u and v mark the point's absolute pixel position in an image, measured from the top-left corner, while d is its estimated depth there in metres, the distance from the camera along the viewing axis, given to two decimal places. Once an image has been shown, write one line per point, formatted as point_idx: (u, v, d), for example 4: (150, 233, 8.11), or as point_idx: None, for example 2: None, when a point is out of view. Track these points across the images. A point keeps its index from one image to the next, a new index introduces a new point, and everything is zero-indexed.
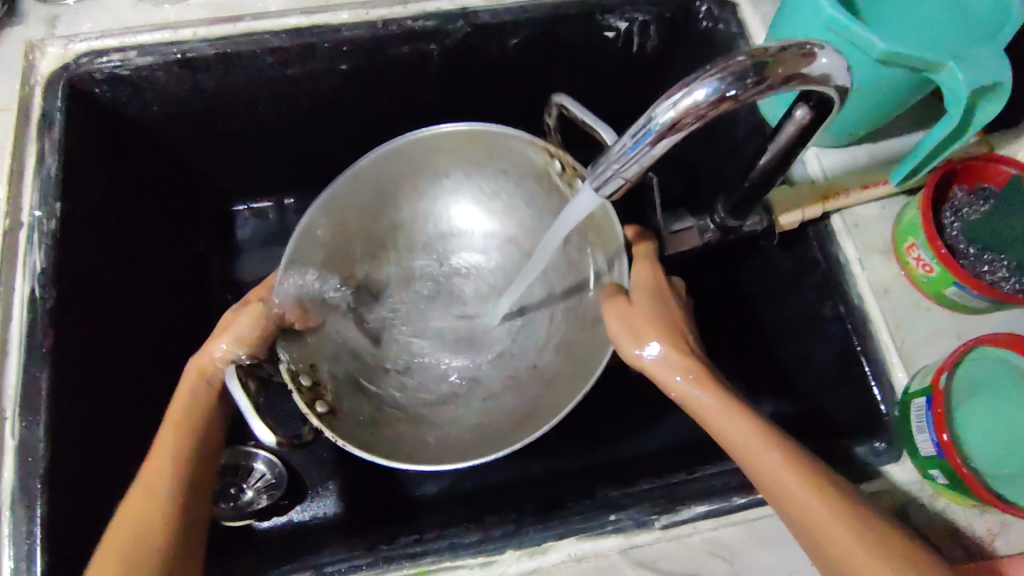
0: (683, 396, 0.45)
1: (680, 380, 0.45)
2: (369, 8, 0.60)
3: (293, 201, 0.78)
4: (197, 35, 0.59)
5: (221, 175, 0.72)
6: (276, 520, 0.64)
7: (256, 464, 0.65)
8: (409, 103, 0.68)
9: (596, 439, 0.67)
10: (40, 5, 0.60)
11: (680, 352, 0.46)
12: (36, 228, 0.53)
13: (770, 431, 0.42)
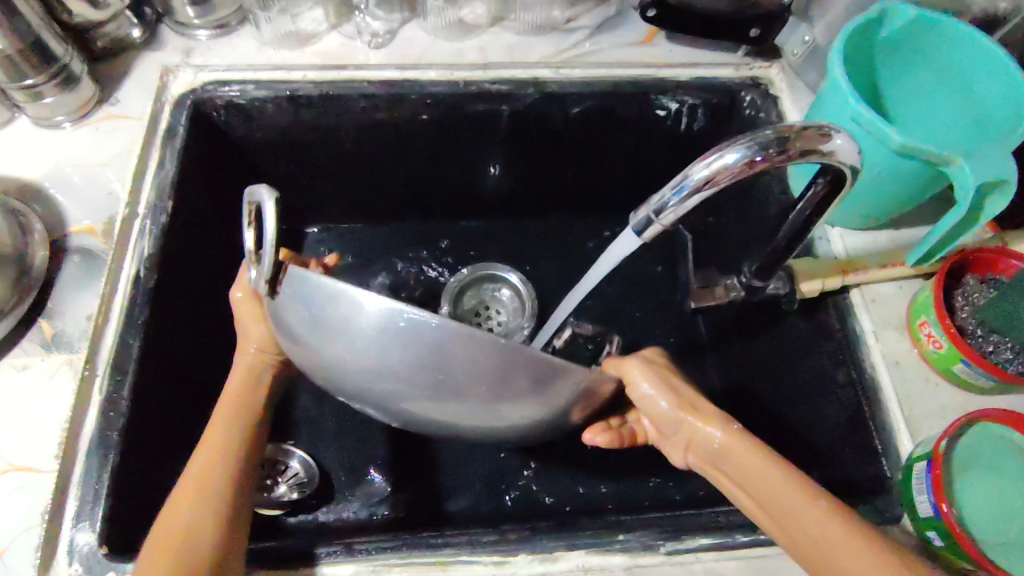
0: (727, 446, 0.47)
1: (723, 435, 0.48)
2: (454, 71, 0.70)
3: (357, 229, 0.86)
4: (307, 78, 0.68)
5: (300, 200, 0.81)
6: (303, 516, 0.67)
7: (291, 462, 0.69)
8: (476, 153, 0.76)
9: (612, 482, 0.69)
10: (179, 38, 0.70)
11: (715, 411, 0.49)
12: (148, 220, 0.60)
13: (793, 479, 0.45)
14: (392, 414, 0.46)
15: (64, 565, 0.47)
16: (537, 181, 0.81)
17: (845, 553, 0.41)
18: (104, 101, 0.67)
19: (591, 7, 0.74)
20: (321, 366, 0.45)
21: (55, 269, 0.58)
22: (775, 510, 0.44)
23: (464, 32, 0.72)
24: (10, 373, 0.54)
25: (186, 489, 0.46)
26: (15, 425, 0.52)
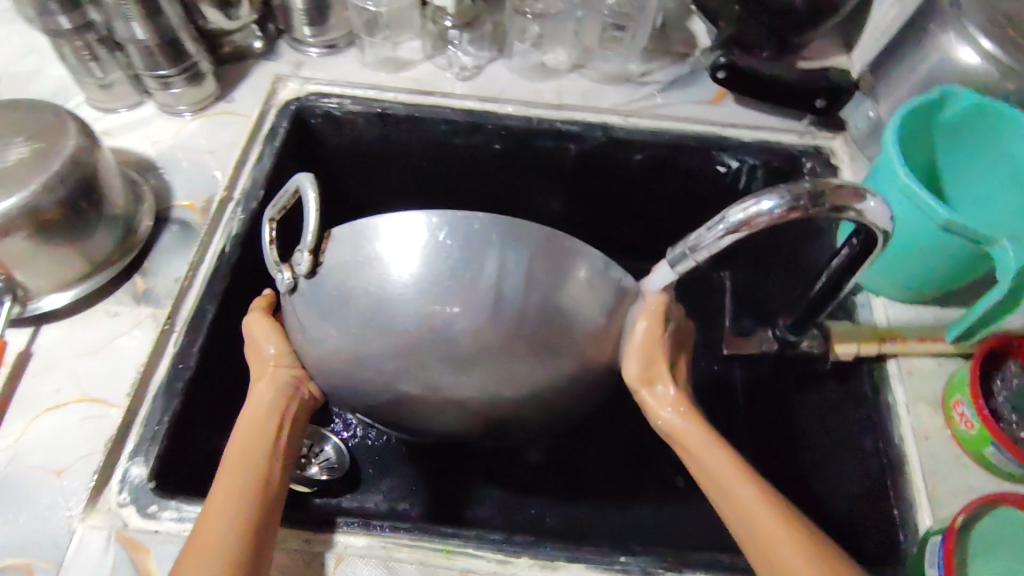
0: (669, 425, 0.52)
1: (672, 414, 0.52)
2: (530, 108, 0.75)
3: None
4: (397, 99, 0.76)
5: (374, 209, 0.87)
6: (328, 499, 0.71)
7: (325, 447, 0.72)
8: (541, 186, 0.81)
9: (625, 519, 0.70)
10: (292, 53, 0.79)
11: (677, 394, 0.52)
12: (242, 205, 0.67)
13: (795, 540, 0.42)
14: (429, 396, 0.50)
15: (115, 493, 0.52)
16: (594, 220, 0.85)
17: None
18: (221, 98, 0.76)
19: (666, 64, 0.79)
20: (336, 330, 0.48)
21: (156, 235, 0.66)
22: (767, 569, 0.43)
23: (544, 74, 0.78)
24: (103, 317, 0.61)
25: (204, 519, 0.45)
26: (99, 362, 0.59)
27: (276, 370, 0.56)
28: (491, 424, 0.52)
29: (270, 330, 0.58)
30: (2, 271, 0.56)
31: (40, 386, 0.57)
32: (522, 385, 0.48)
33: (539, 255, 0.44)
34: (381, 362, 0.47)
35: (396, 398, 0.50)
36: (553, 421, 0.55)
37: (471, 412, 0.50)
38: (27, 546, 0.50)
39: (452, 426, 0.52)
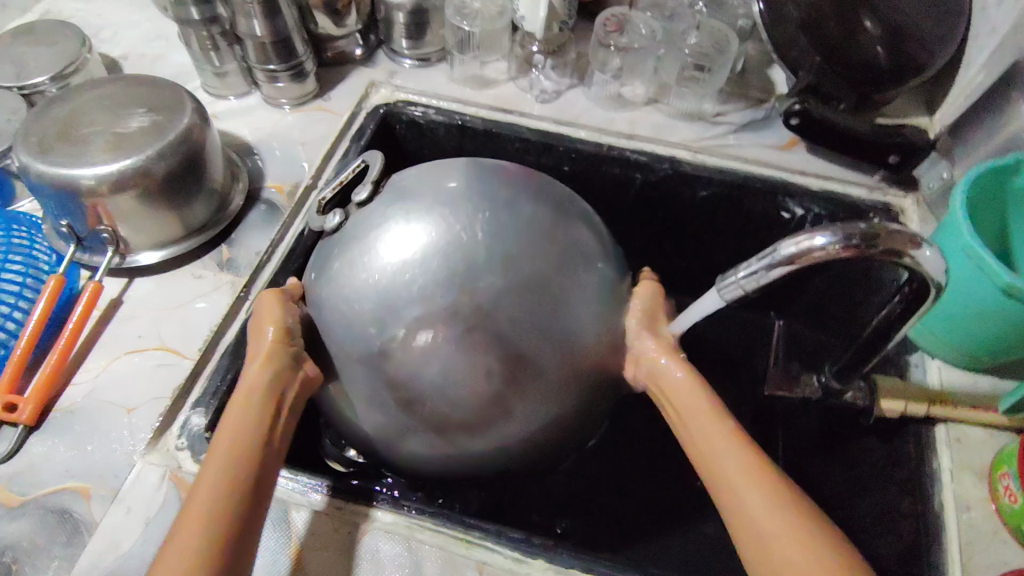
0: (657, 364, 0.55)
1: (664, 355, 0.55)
2: (603, 135, 0.78)
3: None
4: (478, 114, 0.80)
5: None
6: None
7: None
8: (605, 211, 0.83)
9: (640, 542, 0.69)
10: (388, 62, 0.85)
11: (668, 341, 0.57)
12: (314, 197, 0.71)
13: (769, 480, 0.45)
14: (471, 329, 0.48)
15: (175, 437, 0.56)
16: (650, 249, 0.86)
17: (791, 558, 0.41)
18: (319, 96, 0.82)
19: (741, 107, 0.81)
20: (386, 241, 0.51)
21: (245, 211, 0.72)
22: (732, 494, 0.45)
23: (620, 105, 0.81)
24: (188, 277, 0.67)
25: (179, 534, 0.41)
26: (179, 318, 0.64)
27: (273, 350, 0.51)
28: (514, 361, 0.49)
29: (273, 311, 0.53)
30: (110, 223, 0.62)
31: (124, 331, 0.63)
32: (557, 312, 0.51)
33: (558, 204, 0.56)
34: (428, 260, 0.49)
35: (425, 311, 0.48)
36: (576, 385, 0.53)
37: (502, 334, 0.48)
38: (90, 472, 0.55)
39: (469, 374, 0.48)
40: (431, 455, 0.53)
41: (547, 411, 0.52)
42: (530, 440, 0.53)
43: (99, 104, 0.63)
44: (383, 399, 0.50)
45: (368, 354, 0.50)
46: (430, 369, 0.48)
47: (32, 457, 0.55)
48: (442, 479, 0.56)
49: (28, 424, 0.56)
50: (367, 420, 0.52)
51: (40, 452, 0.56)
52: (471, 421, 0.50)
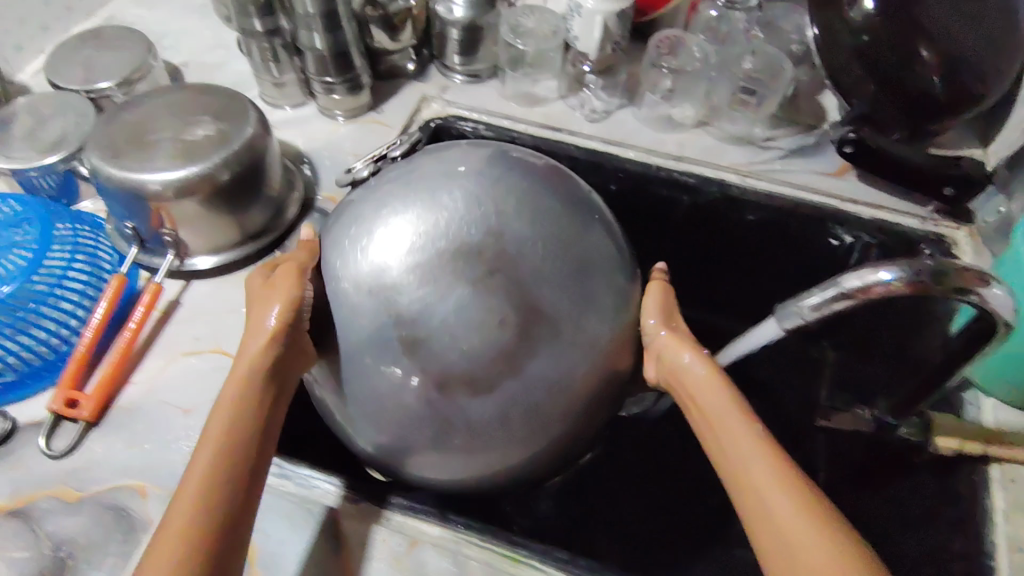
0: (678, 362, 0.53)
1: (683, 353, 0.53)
2: (651, 156, 0.79)
3: None
4: (527, 131, 0.81)
5: None
6: None
7: None
8: (649, 231, 0.83)
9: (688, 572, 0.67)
10: (440, 77, 0.86)
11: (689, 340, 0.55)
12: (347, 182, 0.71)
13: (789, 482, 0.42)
14: (496, 275, 0.46)
15: None
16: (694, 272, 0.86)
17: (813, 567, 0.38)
18: (372, 109, 0.83)
19: (792, 132, 0.80)
20: (418, 190, 0.50)
21: (299, 219, 0.73)
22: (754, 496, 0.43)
23: (669, 127, 0.81)
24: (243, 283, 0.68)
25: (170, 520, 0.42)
26: (233, 321, 0.65)
27: (271, 344, 0.49)
28: (530, 314, 0.47)
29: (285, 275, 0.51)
30: (171, 226, 0.64)
31: (181, 333, 0.65)
32: (583, 274, 0.50)
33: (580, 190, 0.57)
34: (457, 202, 0.49)
35: (451, 243, 0.47)
36: (594, 347, 0.50)
37: (522, 282, 0.47)
38: (146, 470, 0.56)
39: (483, 319, 0.46)
40: (420, 416, 0.48)
41: (555, 378, 0.48)
42: (534, 417, 0.49)
43: (164, 110, 0.65)
44: (387, 341, 0.47)
45: (379, 286, 0.47)
46: (443, 307, 0.46)
47: (90, 453, 0.57)
48: (424, 464, 0.51)
49: (88, 420, 0.58)
50: (361, 370, 0.49)
51: (97, 448, 0.57)
52: (474, 376, 0.46)
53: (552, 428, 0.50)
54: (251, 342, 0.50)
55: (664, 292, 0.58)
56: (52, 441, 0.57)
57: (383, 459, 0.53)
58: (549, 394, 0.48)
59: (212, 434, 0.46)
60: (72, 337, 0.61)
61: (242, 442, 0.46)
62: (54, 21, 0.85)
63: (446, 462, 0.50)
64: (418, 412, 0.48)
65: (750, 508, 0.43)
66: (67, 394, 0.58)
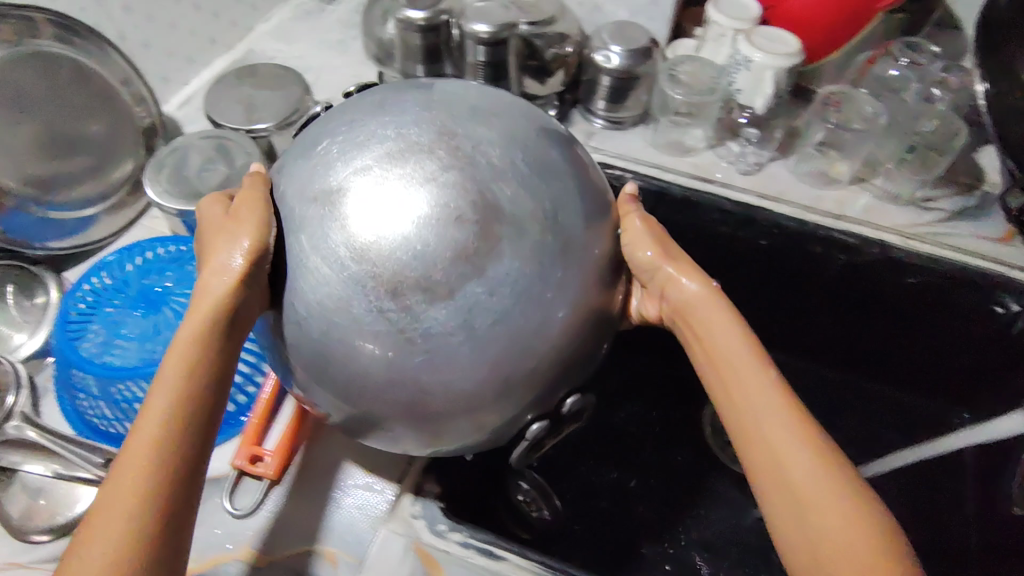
0: (688, 296, 0.56)
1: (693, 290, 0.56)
2: (809, 214, 0.77)
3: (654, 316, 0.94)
4: (678, 181, 0.80)
5: None
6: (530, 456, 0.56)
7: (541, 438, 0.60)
8: (794, 285, 0.82)
9: (664, 546, 0.79)
10: (582, 122, 0.85)
11: (689, 268, 0.57)
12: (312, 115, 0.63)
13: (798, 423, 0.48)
14: (448, 175, 0.44)
15: (410, 506, 0.57)
16: (834, 331, 0.86)
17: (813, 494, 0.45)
18: None
19: (951, 193, 0.77)
20: (380, 112, 0.48)
21: None
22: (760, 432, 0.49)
23: (824, 183, 0.79)
24: None
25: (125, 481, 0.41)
26: None
27: (235, 290, 0.46)
28: (490, 213, 0.43)
29: (251, 206, 0.47)
30: None
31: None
32: (560, 195, 0.46)
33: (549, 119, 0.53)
34: (404, 116, 0.47)
35: (399, 146, 0.45)
36: (583, 271, 0.46)
37: (483, 182, 0.43)
38: (334, 535, 0.56)
39: (440, 217, 0.42)
40: (378, 339, 0.43)
41: (522, 281, 0.43)
42: (506, 332, 0.44)
43: None
44: (335, 248, 0.44)
45: (324, 193, 0.45)
46: (394, 209, 0.43)
47: (275, 513, 0.56)
48: (382, 402, 0.46)
49: (271, 479, 0.57)
50: (307, 285, 0.45)
51: (283, 507, 0.57)
52: (430, 282, 0.42)
53: (529, 352, 0.45)
54: (212, 284, 0.47)
55: (644, 216, 0.58)
56: (236, 499, 0.56)
57: (338, 398, 0.47)
58: (516, 300, 0.43)
59: (168, 380, 0.45)
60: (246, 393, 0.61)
61: (201, 393, 0.45)
62: (199, 52, 0.85)
63: (412, 400, 0.45)
64: (375, 325, 0.43)
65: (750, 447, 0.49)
66: (251, 449, 0.57)
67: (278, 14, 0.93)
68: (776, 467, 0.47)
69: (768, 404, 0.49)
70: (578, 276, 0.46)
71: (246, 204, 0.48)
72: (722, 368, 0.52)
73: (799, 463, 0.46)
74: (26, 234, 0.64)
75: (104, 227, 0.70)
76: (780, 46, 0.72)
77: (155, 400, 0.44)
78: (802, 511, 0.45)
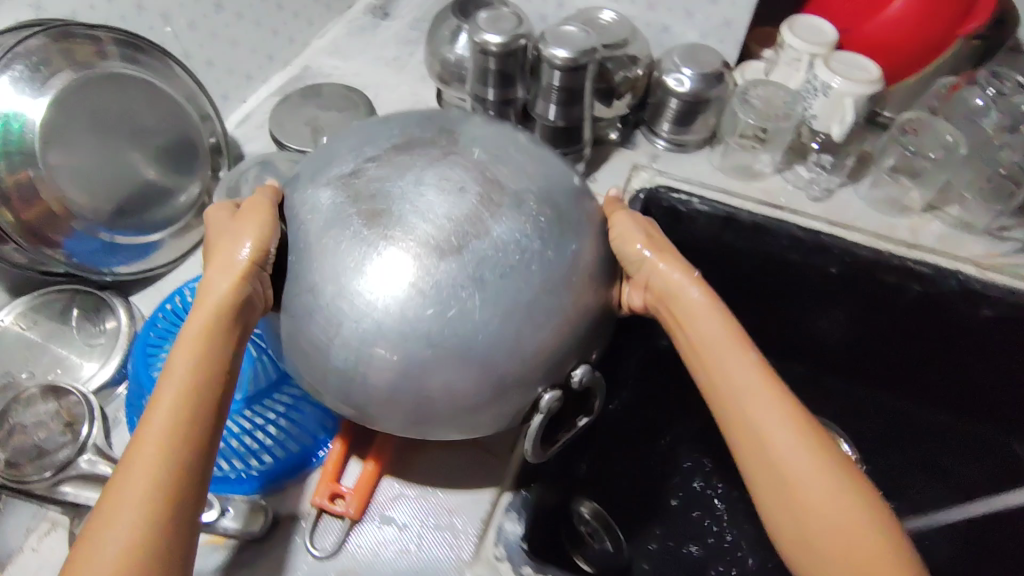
0: (680, 292, 0.54)
1: (687, 287, 0.54)
2: (881, 242, 0.75)
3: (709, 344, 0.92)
4: (746, 207, 0.77)
5: None
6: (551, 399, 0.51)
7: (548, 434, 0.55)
8: (859, 318, 0.79)
9: (686, 545, 0.82)
10: (647, 144, 0.83)
11: (676, 262, 0.55)
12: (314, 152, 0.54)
13: (794, 419, 0.47)
14: (450, 162, 0.49)
15: (493, 547, 0.55)
16: (890, 359, 0.82)
17: (818, 489, 0.45)
18: (587, 178, 0.79)
19: None
20: (388, 125, 0.53)
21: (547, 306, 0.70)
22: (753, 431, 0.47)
23: (896, 210, 0.77)
24: None
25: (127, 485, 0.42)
26: None
27: (243, 280, 0.48)
28: (490, 185, 0.48)
29: (258, 211, 0.51)
30: None
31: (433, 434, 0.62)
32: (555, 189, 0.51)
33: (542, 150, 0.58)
34: (404, 123, 0.53)
35: (402, 140, 0.51)
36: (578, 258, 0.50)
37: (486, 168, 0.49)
38: None
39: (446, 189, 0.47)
40: (391, 336, 0.46)
41: (523, 239, 0.47)
42: (513, 294, 0.46)
43: None
44: (348, 219, 0.47)
45: (338, 177, 0.50)
46: (402, 182, 0.47)
47: (354, 553, 0.54)
48: (393, 393, 0.47)
49: (352, 518, 0.55)
50: (315, 261, 0.47)
51: (363, 548, 0.55)
52: (439, 241, 0.46)
53: (538, 313, 0.47)
54: (219, 277, 0.49)
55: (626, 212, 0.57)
56: (318, 540, 0.55)
57: (342, 388, 0.49)
58: (523, 255, 0.46)
59: (176, 374, 0.45)
60: (324, 433, 0.59)
61: (207, 384, 0.46)
62: (257, 69, 0.83)
63: (421, 387, 0.47)
64: (389, 291, 0.46)
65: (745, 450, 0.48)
66: (331, 488, 0.55)
67: (333, 30, 0.92)
68: (764, 457, 0.46)
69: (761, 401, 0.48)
70: (575, 245, 0.50)
71: (252, 210, 0.51)
72: (710, 364, 0.51)
73: (792, 455, 0.46)
74: (93, 260, 0.63)
75: (168, 250, 0.69)
76: (860, 72, 0.71)
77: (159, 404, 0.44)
78: (791, 500, 0.45)
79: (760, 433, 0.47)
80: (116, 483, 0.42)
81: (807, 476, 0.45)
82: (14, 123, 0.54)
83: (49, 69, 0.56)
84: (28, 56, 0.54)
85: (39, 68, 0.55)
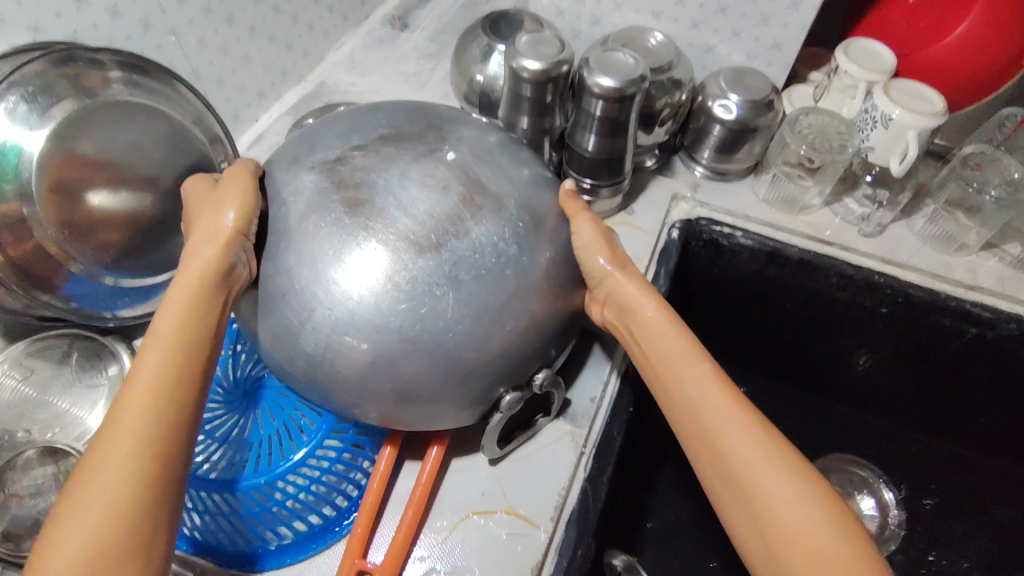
0: (636, 304, 0.51)
1: (643, 301, 0.51)
2: (937, 281, 0.70)
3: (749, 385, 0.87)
4: (793, 241, 0.72)
5: (723, 343, 0.84)
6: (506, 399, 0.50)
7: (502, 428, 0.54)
8: (901, 356, 0.74)
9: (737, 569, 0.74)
10: (687, 172, 0.79)
11: (641, 281, 0.52)
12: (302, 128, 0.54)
13: (754, 426, 0.44)
14: (450, 163, 0.47)
15: None
16: (934, 401, 0.76)
17: (782, 499, 0.41)
18: (623, 210, 0.75)
19: None
20: (378, 117, 0.51)
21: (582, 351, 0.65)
22: (710, 442, 0.45)
23: (950, 246, 0.73)
24: (546, 444, 0.60)
25: (100, 462, 0.38)
26: (523, 477, 0.58)
27: (226, 248, 0.46)
28: (472, 185, 0.46)
29: (239, 186, 0.48)
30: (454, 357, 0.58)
31: (468, 475, 0.58)
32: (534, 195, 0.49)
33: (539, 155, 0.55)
34: (392, 115, 0.51)
35: (391, 132, 0.49)
36: (553, 265, 0.49)
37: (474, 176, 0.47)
38: None
39: (426, 181, 0.45)
40: (362, 329, 0.43)
41: (499, 242, 0.45)
42: (484, 294, 0.44)
43: None
44: (329, 207, 0.45)
45: (322, 162, 0.47)
46: (387, 174, 0.45)
47: None
48: (364, 379, 0.45)
49: None
50: (288, 247, 0.45)
51: None
52: (418, 237, 0.44)
53: (506, 319, 0.46)
54: (202, 249, 0.46)
55: (575, 204, 0.52)
56: None
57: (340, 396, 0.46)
58: (498, 257, 0.45)
59: (161, 336, 0.43)
60: (346, 503, 0.54)
61: (194, 346, 0.43)
62: (270, 87, 0.78)
63: (395, 378, 0.45)
64: (369, 282, 0.43)
65: (705, 459, 0.45)
66: (357, 565, 0.50)
67: (349, 42, 0.87)
68: (722, 462, 0.44)
69: (719, 407, 0.45)
70: (550, 250, 0.49)
71: (232, 184, 0.48)
72: (666, 373, 0.49)
73: (744, 449, 0.43)
74: (97, 305, 0.58)
75: None
76: (923, 105, 0.66)
77: (135, 382, 0.41)
78: (750, 505, 0.42)
79: (717, 441, 0.44)
80: (88, 464, 0.38)
81: (765, 480, 0.42)
82: (9, 157, 0.48)
83: (49, 98, 0.50)
84: (24, 85, 0.49)
85: (36, 98, 0.49)
